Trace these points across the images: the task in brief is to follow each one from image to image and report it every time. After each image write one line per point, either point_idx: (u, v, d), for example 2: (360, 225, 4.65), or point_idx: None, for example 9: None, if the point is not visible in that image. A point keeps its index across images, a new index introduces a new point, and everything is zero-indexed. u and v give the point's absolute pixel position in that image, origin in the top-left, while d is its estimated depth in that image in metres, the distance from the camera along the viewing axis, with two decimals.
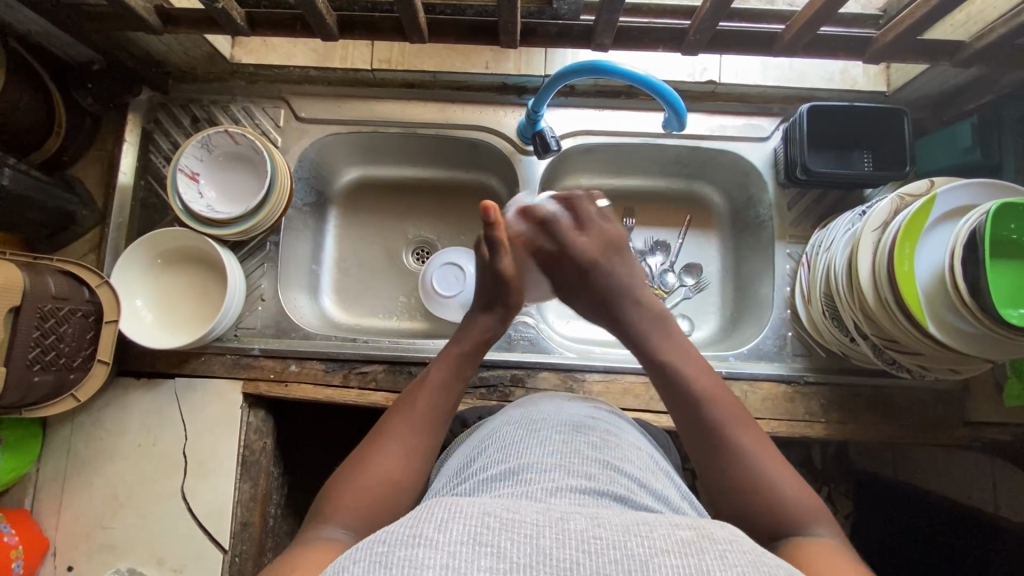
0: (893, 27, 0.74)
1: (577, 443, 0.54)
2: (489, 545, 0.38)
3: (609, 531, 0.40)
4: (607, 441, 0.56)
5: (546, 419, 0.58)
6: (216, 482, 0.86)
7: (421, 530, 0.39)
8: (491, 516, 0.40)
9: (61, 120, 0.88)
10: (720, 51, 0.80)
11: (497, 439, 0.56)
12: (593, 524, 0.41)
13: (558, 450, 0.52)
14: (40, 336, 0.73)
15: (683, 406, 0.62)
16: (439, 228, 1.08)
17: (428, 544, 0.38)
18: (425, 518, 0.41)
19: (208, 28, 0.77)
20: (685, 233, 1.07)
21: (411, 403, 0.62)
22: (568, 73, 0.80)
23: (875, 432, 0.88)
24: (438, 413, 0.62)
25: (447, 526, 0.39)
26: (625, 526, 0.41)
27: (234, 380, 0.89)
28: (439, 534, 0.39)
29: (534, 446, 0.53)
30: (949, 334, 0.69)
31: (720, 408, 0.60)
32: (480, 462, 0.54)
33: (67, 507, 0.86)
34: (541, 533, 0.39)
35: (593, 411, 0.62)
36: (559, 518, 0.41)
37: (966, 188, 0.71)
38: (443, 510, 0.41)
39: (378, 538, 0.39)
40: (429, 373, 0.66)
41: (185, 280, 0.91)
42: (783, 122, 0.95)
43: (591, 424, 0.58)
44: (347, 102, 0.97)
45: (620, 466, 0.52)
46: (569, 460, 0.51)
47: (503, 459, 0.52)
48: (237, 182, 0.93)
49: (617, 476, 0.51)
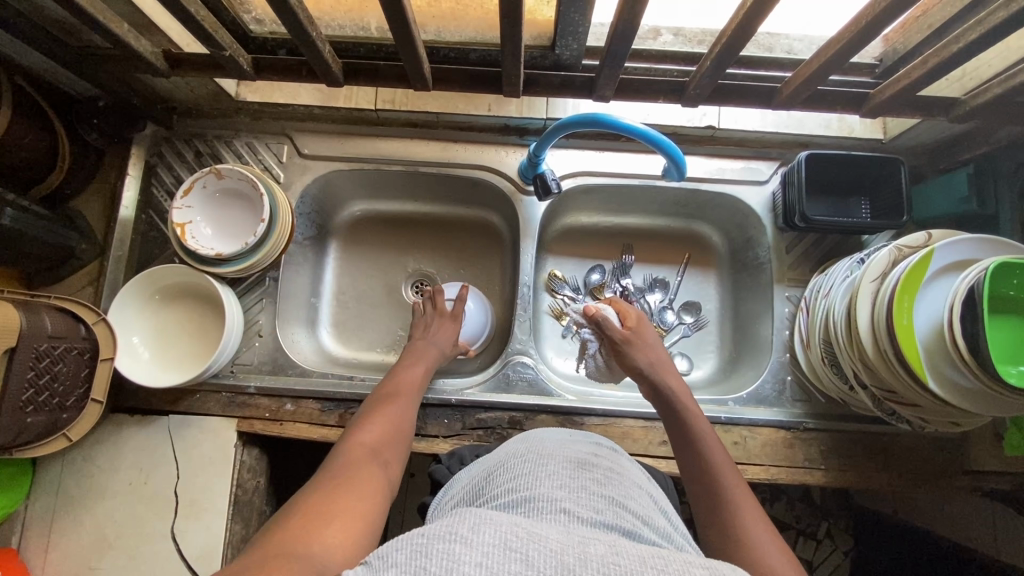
0: (890, 84, 0.75)
1: (582, 477, 0.54)
2: (518, 552, 0.38)
3: (627, 559, 0.39)
4: (611, 478, 0.55)
5: (552, 453, 0.58)
6: (207, 523, 0.85)
7: (456, 528, 0.40)
8: (519, 528, 0.40)
9: (65, 154, 0.88)
10: (720, 102, 0.82)
11: (507, 468, 0.56)
12: (612, 551, 0.40)
13: (565, 483, 0.52)
14: (34, 376, 0.72)
15: (700, 481, 0.64)
16: (438, 263, 1.08)
17: (463, 541, 0.38)
18: (458, 520, 0.41)
19: (213, 72, 0.78)
20: (684, 271, 1.07)
21: (395, 386, 0.78)
22: (570, 123, 0.81)
23: (875, 480, 0.87)
24: (415, 385, 0.79)
25: (480, 528, 0.40)
26: (642, 557, 0.40)
27: (228, 418, 0.88)
28: (474, 534, 0.39)
29: (544, 477, 0.53)
30: (947, 389, 0.69)
31: (729, 479, 0.62)
32: (490, 491, 0.54)
33: (55, 546, 0.84)
34: (564, 551, 0.39)
35: (595, 447, 0.62)
36: (580, 542, 0.41)
37: (971, 244, 0.71)
38: (475, 514, 0.42)
39: (416, 532, 0.40)
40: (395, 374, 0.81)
41: (183, 315, 0.91)
42: (781, 167, 0.96)
43: (595, 461, 0.58)
44: (351, 140, 0.98)
45: (625, 503, 0.52)
46: (577, 493, 0.51)
47: (513, 488, 0.52)
48: (233, 219, 0.91)
49: (623, 512, 0.50)
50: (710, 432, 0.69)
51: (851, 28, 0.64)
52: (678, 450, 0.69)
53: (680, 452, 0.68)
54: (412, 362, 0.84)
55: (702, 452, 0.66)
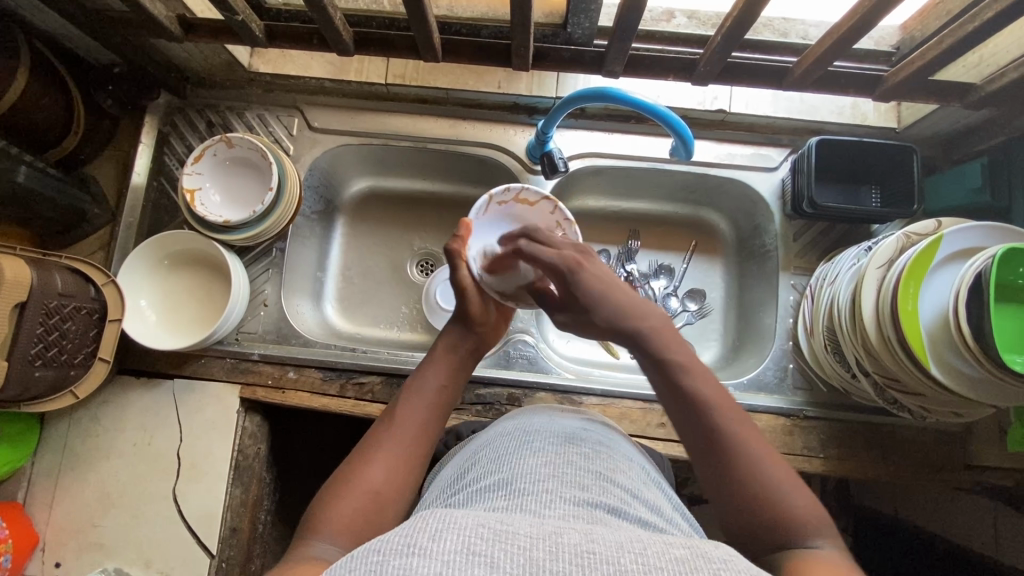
0: (904, 67, 0.74)
1: (570, 454, 0.53)
2: (483, 555, 0.37)
3: (603, 546, 0.39)
4: (600, 452, 0.55)
5: (539, 430, 0.58)
6: (207, 485, 0.86)
7: (415, 539, 0.39)
8: (486, 528, 0.40)
9: (80, 119, 0.89)
10: (731, 82, 0.81)
11: (492, 449, 0.56)
12: (588, 539, 0.40)
13: (551, 462, 0.52)
14: (43, 332, 0.73)
15: (690, 417, 0.56)
16: (444, 242, 1.08)
17: (422, 553, 0.37)
18: (420, 528, 0.40)
19: (226, 38, 0.78)
20: (690, 258, 1.07)
21: (394, 419, 0.61)
22: (580, 97, 0.81)
23: (873, 470, 0.87)
24: (423, 424, 0.61)
25: (442, 535, 0.39)
26: (619, 542, 0.40)
27: (232, 384, 0.90)
28: (433, 543, 0.38)
29: (528, 457, 0.53)
30: (951, 376, 0.68)
31: (727, 412, 0.55)
32: (475, 470, 0.54)
33: (60, 502, 0.86)
34: (535, 546, 0.39)
35: (586, 423, 0.62)
36: (553, 532, 0.41)
37: (972, 230, 0.70)
38: (437, 520, 0.41)
39: (373, 546, 0.39)
40: (433, 353, 0.69)
41: (190, 282, 0.92)
42: (791, 154, 0.96)
43: (584, 436, 0.58)
44: (361, 115, 0.98)
45: (612, 477, 0.52)
46: (562, 471, 0.51)
47: (497, 468, 0.52)
48: (241, 187, 0.92)
49: (609, 488, 0.50)
50: (691, 360, 0.59)
51: (863, 5, 0.64)
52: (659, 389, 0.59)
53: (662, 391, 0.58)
54: (448, 344, 0.70)
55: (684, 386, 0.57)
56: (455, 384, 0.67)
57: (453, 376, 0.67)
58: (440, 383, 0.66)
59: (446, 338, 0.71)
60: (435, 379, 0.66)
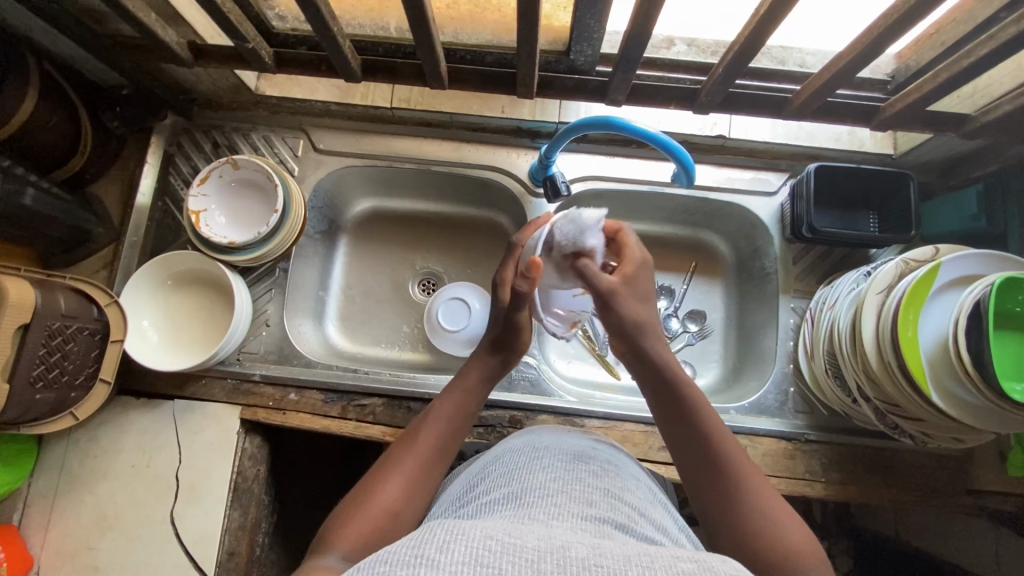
0: (900, 98, 0.76)
1: (577, 470, 0.53)
2: (491, 567, 0.37)
3: (611, 560, 0.39)
4: (607, 470, 0.55)
5: (548, 446, 0.58)
6: (206, 507, 0.85)
7: (422, 551, 0.38)
8: (492, 540, 0.39)
9: (87, 140, 0.90)
10: (731, 110, 0.83)
11: (500, 465, 0.56)
12: (595, 553, 0.40)
13: (560, 477, 0.52)
14: (46, 353, 0.73)
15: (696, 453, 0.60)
16: (446, 262, 1.09)
17: (428, 564, 0.37)
18: (427, 539, 0.40)
19: (236, 64, 0.80)
20: (690, 279, 1.08)
21: (414, 436, 0.62)
22: (581, 125, 0.82)
23: (875, 495, 0.87)
24: (441, 442, 0.62)
25: (448, 546, 0.38)
26: (626, 556, 0.40)
27: (233, 404, 0.89)
28: (441, 555, 0.38)
29: (537, 473, 0.52)
30: (950, 402, 0.69)
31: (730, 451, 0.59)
32: (482, 485, 0.54)
33: (56, 524, 0.85)
34: (543, 558, 0.38)
35: (594, 443, 0.61)
36: (560, 545, 0.40)
37: (970, 258, 0.71)
38: (444, 531, 0.41)
39: (380, 558, 0.38)
40: (459, 374, 0.70)
41: (192, 302, 0.93)
42: (790, 179, 0.97)
43: (592, 455, 0.57)
44: (366, 137, 0.99)
45: (620, 495, 0.52)
46: (570, 486, 0.51)
47: (505, 483, 0.52)
48: (247, 209, 0.93)
49: (617, 504, 0.50)
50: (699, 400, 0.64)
51: (861, 40, 0.65)
52: (666, 424, 0.64)
53: (669, 428, 0.63)
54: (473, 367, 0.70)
55: (703, 428, 0.61)
56: (476, 407, 0.68)
57: (473, 400, 0.67)
58: (463, 405, 0.66)
59: (475, 362, 0.71)
60: (458, 402, 0.66)
